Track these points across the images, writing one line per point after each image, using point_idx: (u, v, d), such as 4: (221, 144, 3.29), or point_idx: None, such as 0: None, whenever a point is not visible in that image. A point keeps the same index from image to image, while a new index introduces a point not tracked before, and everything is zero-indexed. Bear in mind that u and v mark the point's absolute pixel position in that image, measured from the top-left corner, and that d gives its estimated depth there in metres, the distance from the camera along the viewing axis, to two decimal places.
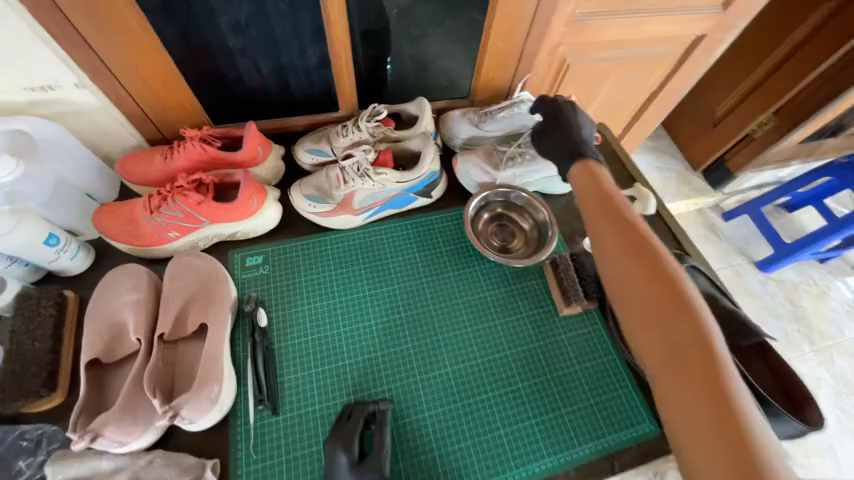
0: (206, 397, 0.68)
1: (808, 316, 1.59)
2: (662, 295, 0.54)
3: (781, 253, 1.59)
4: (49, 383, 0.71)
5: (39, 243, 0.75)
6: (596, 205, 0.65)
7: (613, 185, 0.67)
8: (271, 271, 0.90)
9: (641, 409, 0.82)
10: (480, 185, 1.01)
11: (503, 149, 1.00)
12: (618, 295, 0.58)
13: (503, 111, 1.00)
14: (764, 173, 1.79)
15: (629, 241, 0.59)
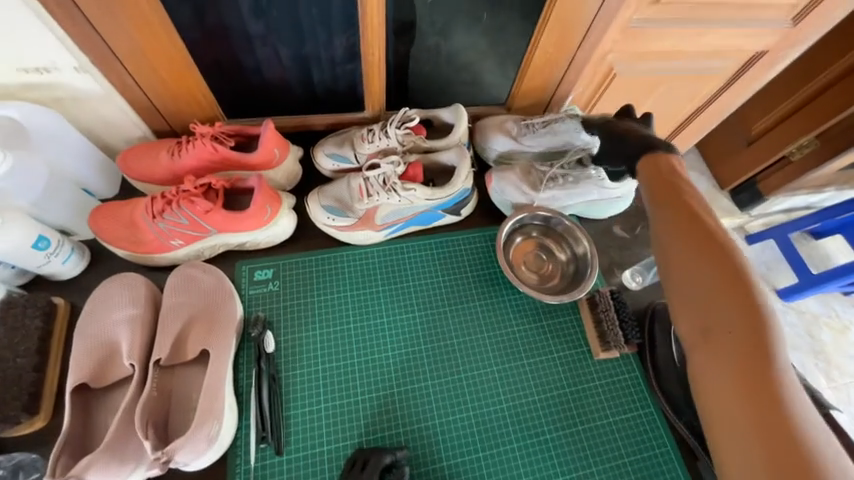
0: (205, 435, 0.60)
1: (828, 351, 1.46)
2: (720, 286, 0.50)
3: (805, 282, 1.43)
4: (31, 406, 0.64)
5: (26, 247, 0.67)
6: (658, 191, 0.60)
7: (682, 176, 0.61)
8: (281, 287, 0.82)
9: (680, 472, 0.74)
10: (515, 205, 0.92)
11: (543, 167, 0.89)
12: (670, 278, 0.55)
13: (546, 126, 0.88)
14: (795, 198, 1.57)
15: (689, 230, 0.55)
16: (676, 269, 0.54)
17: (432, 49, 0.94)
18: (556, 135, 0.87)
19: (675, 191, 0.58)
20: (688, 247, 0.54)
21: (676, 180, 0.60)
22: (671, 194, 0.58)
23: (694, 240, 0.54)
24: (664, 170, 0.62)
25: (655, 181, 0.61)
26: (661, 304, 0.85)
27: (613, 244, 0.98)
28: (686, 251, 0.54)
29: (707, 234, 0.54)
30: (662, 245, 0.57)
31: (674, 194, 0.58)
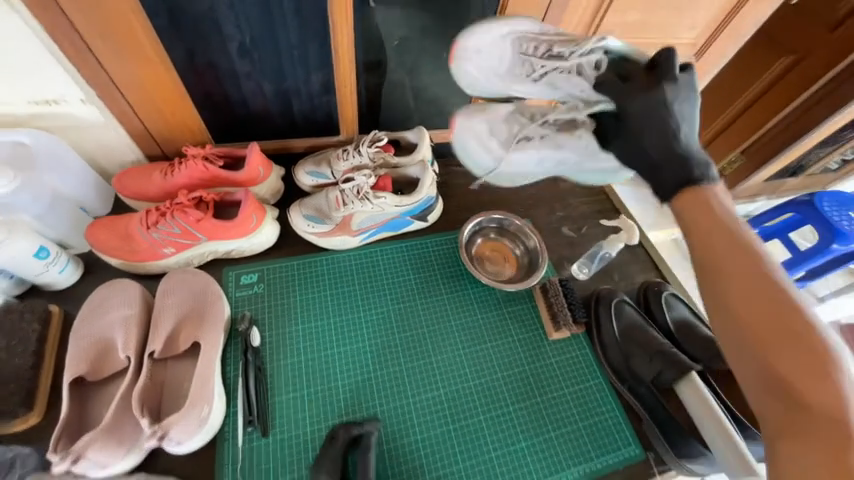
0: (196, 417, 0.66)
1: None
2: (806, 367, 0.45)
3: None
4: (27, 401, 0.68)
5: (28, 257, 0.74)
6: (717, 247, 0.54)
7: (732, 218, 0.56)
8: (264, 290, 0.90)
9: (625, 430, 0.85)
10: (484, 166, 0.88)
11: (524, 123, 0.82)
12: (732, 342, 0.51)
13: (545, 71, 0.71)
14: None
15: (760, 298, 0.49)
16: (745, 334, 0.49)
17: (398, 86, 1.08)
18: (557, 91, 0.72)
19: (739, 250, 0.53)
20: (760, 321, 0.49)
21: (737, 231, 0.54)
22: (737, 254, 0.52)
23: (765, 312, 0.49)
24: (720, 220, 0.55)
25: (706, 232, 0.55)
26: (604, 290, 0.98)
27: (563, 242, 1.12)
28: (766, 334, 0.48)
29: (780, 305, 0.48)
30: (734, 312, 0.51)
31: (737, 252, 0.53)
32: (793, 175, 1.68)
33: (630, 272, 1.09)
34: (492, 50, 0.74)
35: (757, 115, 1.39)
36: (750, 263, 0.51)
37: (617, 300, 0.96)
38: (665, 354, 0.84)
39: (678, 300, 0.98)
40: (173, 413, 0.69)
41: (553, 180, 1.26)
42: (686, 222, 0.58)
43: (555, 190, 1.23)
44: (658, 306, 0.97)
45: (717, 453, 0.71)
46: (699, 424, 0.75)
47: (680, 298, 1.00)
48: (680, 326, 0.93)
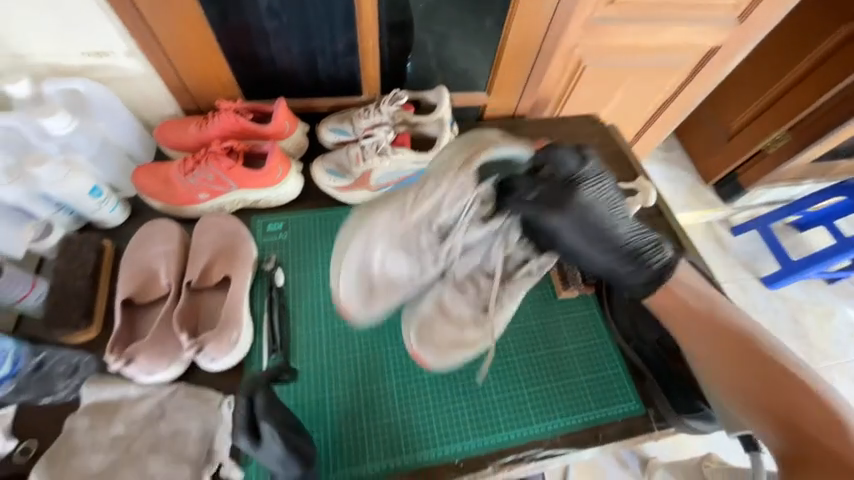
0: (227, 338, 0.75)
1: (810, 335, 1.56)
2: (773, 393, 0.68)
3: (788, 269, 1.58)
4: (86, 317, 0.78)
5: (83, 193, 0.82)
6: (690, 326, 0.76)
7: (692, 296, 0.76)
8: (288, 237, 0.97)
9: (627, 386, 0.87)
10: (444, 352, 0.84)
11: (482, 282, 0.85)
12: (732, 400, 0.71)
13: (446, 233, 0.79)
14: (775, 190, 1.72)
15: (766, 394, 0.68)
16: (745, 388, 0.70)
17: (421, 53, 1.08)
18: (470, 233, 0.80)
19: (737, 355, 0.72)
20: (754, 390, 0.69)
21: (698, 309, 0.76)
22: (729, 354, 0.73)
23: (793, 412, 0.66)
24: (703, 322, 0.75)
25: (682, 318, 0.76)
26: None
27: None
28: (756, 383, 0.70)
29: (748, 357, 0.72)
30: (722, 380, 0.72)
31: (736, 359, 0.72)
32: (843, 157, 1.62)
33: None
34: (376, 298, 0.81)
35: (799, 97, 1.45)
36: (759, 364, 0.71)
37: None
38: None
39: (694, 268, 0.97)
40: (207, 331, 0.78)
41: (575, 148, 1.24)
42: (661, 308, 0.78)
43: None
44: None
45: (717, 408, 0.74)
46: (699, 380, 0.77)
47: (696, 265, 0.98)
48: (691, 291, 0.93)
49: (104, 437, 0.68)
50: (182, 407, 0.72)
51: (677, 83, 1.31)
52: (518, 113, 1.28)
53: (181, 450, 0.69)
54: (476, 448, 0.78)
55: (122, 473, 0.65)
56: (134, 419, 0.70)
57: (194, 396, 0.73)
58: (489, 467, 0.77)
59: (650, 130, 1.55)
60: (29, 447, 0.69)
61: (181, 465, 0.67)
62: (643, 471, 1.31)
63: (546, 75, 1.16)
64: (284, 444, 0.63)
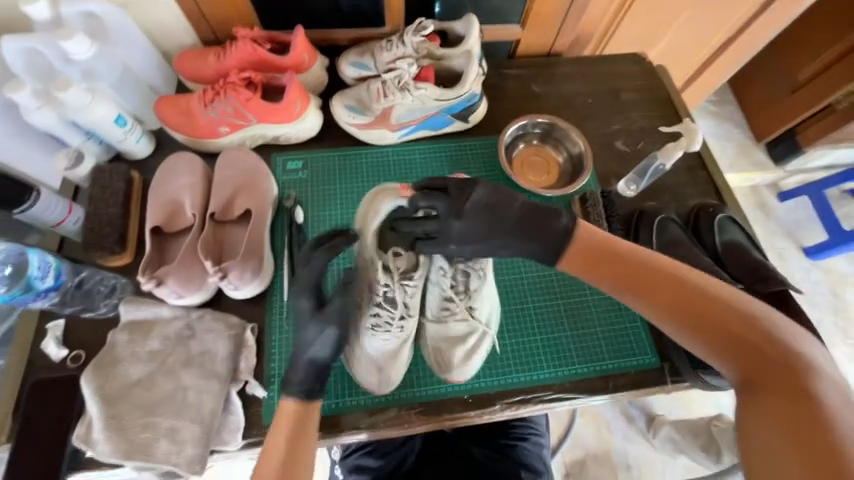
0: (250, 268, 0.78)
1: (848, 309, 1.48)
2: (715, 326, 0.61)
3: (838, 238, 1.47)
4: (120, 242, 0.82)
5: (109, 122, 0.83)
6: (622, 262, 0.68)
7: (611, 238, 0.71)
8: (308, 175, 0.96)
9: (644, 339, 0.86)
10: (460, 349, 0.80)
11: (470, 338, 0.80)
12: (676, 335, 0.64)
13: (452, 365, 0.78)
14: (838, 151, 1.54)
15: (723, 333, 0.61)
16: (684, 324, 0.63)
17: None
18: (464, 344, 0.79)
19: (682, 294, 0.64)
20: (690, 323, 0.62)
21: (625, 247, 0.69)
22: (675, 296, 0.64)
23: (751, 343, 0.59)
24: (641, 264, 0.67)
25: (609, 253, 0.69)
26: (649, 207, 0.93)
27: (615, 158, 1.05)
28: (698, 315, 0.62)
29: (684, 288, 0.64)
30: (664, 315, 0.64)
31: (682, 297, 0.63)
32: None
33: (684, 195, 1.00)
34: (390, 372, 0.77)
35: None
36: (705, 300, 0.63)
37: (659, 218, 0.90)
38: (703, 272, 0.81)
39: (733, 224, 0.90)
40: (231, 259, 0.80)
41: (615, 92, 1.14)
42: (585, 252, 0.71)
43: (616, 105, 1.12)
44: (709, 229, 0.90)
45: None
46: None
47: (736, 223, 0.91)
48: (727, 248, 0.87)
49: (141, 350, 0.73)
50: (210, 329, 0.76)
51: (727, 34, 1.24)
52: (554, 51, 1.17)
53: (209, 367, 0.74)
54: (486, 386, 0.80)
55: (159, 382, 0.72)
56: (167, 336, 0.75)
57: (221, 320, 0.78)
58: (497, 405, 0.79)
59: (698, 81, 1.42)
60: (79, 355, 0.76)
61: (211, 380, 0.73)
62: (648, 427, 1.33)
63: (592, 5, 1.04)
64: (338, 326, 0.69)
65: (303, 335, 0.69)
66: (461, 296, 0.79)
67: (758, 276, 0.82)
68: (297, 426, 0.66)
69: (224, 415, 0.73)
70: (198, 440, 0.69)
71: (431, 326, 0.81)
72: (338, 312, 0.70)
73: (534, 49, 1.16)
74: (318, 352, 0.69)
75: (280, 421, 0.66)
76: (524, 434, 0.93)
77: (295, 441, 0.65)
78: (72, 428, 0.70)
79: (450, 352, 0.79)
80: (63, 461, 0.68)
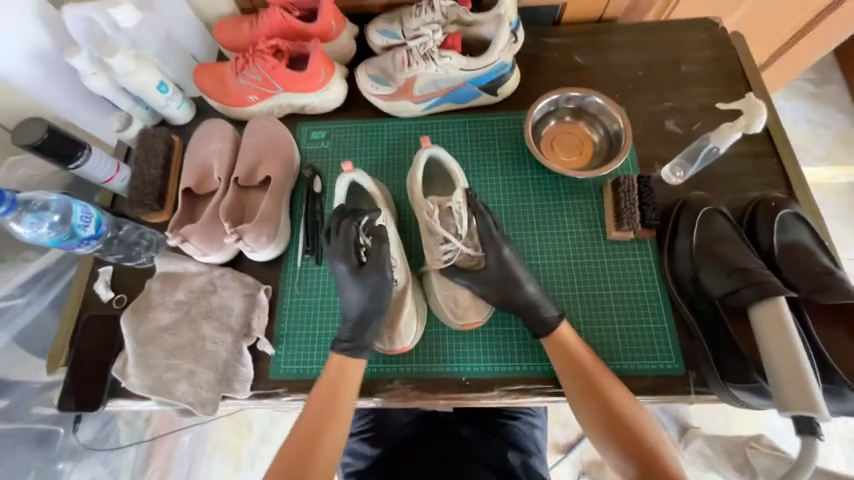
0: (266, 233, 0.80)
1: None
2: (636, 442, 0.65)
3: None
4: (159, 201, 0.90)
5: (152, 87, 0.89)
6: (578, 366, 0.70)
7: (579, 343, 0.72)
8: (330, 146, 0.97)
9: (668, 342, 0.78)
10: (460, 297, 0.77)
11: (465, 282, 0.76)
12: (599, 440, 0.68)
13: (459, 312, 0.76)
14: None
15: (618, 430, 0.66)
16: (610, 433, 0.66)
17: None
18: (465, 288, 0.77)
19: (601, 394, 0.68)
20: (617, 430, 0.66)
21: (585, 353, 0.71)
22: (608, 409, 0.67)
23: (640, 442, 0.65)
24: (571, 357, 0.71)
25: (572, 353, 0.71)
26: (694, 198, 0.82)
27: (662, 139, 0.93)
28: (624, 428, 0.66)
29: (621, 403, 0.68)
30: (594, 421, 0.68)
31: (593, 388, 0.69)
32: None
33: (743, 186, 0.87)
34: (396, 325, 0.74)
35: None
36: (634, 416, 0.67)
37: (706, 210, 0.79)
38: (748, 273, 0.69)
39: (800, 223, 0.77)
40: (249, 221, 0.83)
41: (675, 64, 1.00)
42: (552, 353, 0.73)
43: (672, 79, 0.99)
44: (765, 226, 0.78)
45: (771, 382, 0.61)
46: (761, 347, 0.64)
47: (804, 221, 0.77)
48: (785, 249, 0.74)
49: (170, 299, 0.81)
50: (229, 287, 0.82)
51: None
52: (605, 18, 1.07)
53: (226, 320, 0.80)
54: (484, 371, 0.77)
55: (183, 329, 0.79)
56: (192, 289, 0.82)
57: (238, 280, 0.83)
58: (495, 391, 0.76)
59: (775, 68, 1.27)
60: (122, 297, 0.86)
61: (226, 332, 0.79)
62: (679, 437, 1.24)
63: None
64: (383, 274, 0.72)
65: (346, 295, 0.74)
66: (455, 236, 0.76)
67: (817, 285, 0.69)
68: (335, 379, 0.71)
69: (236, 366, 0.79)
70: (211, 385, 0.76)
71: (433, 275, 0.77)
72: (375, 267, 0.72)
73: (583, 15, 1.06)
74: (352, 300, 0.73)
75: (323, 373, 0.72)
76: (515, 413, 0.94)
77: (334, 394, 0.70)
78: (112, 361, 0.80)
79: (463, 300, 0.77)
80: (105, 387, 0.79)
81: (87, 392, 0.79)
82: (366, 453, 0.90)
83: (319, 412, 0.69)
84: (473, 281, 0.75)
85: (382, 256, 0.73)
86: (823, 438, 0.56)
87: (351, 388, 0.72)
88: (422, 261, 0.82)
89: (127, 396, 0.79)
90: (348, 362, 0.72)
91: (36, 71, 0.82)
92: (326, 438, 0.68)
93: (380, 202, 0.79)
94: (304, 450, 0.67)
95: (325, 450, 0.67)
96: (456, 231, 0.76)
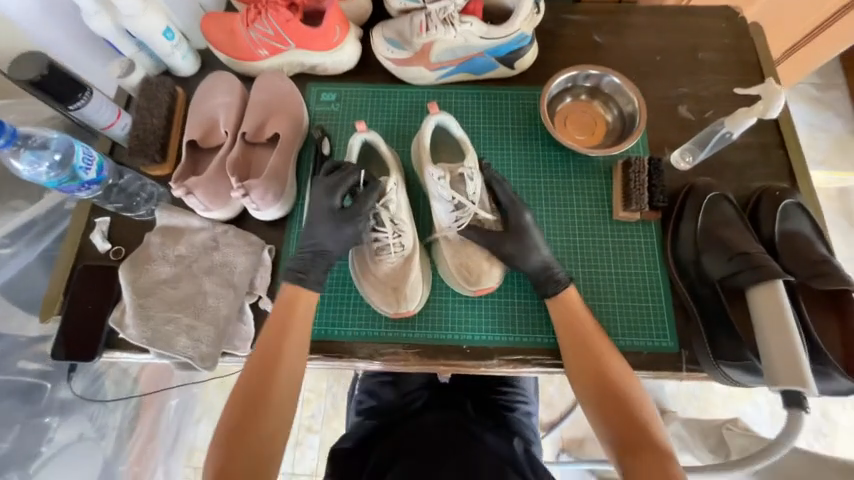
0: (272, 190, 0.79)
1: None
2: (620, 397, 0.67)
3: None
4: (161, 153, 0.87)
5: (158, 33, 0.85)
6: (575, 326, 0.73)
7: (580, 306, 0.75)
8: (340, 109, 0.95)
9: (665, 322, 0.80)
10: (473, 263, 0.75)
11: (476, 248, 0.76)
12: (585, 394, 0.70)
13: (475, 279, 0.74)
14: None
15: (614, 402, 0.67)
16: (596, 387, 0.69)
17: None
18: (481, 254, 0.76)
19: (593, 352, 0.71)
20: (603, 385, 0.69)
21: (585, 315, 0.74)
22: (597, 365, 0.70)
23: (634, 416, 0.66)
24: (570, 318, 0.74)
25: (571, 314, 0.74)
26: (701, 183, 0.83)
27: (674, 124, 0.94)
28: (609, 384, 0.68)
29: (611, 361, 0.70)
30: (582, 375, 0.70)
31: (596, 361, 0.70)
32: None
33: (750, 175, 0.88)
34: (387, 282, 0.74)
35: None
36: (621, 374, 0.69)
37: (712, 194, 0.80)
38: (749, 256, 0.70)
39: (801, 212, 0.78)
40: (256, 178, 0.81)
41: (692, 51, 1.00)
42: (554, 313, 0.75)
43: (689, 66, 0.98)
44: (768, 213, 0.79)
45: (762, 358, 0.63)
46: (757, 326, 0.65)
47: (805, 211, 0.79)
48: (785, 238, 0.76)
49: (171, 252, 0.79)
50: (231, 244, 0.81)
51: None
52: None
53: (227, 277, 0.79)
54: (486, 340, 0.79)
55: (184, 283, 0.78)
56: (194, 244, 0.80)
57: (242, 237, 0.81)
58: (494, 360, 0.78)
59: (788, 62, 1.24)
60: (119, 249, 0.84)
61: (227, 289, 0.78)
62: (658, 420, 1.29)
63: None
64: (357, 226, 0.71)
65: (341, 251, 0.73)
66: (464, 198, 0.74)
67: (815, 272, 0.70)
68: (287, 308, 0.69)
69: (236, 324, 0.78)
70: (212, 340, 0.75)
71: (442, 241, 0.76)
72: (355, 218, 0.71)
73: None
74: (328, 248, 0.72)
75: (274, 306, 0.70)
76: (514, 405, 0.95)
77: (285, 326, 0.68)
78: (110, 312, 0.79)
79: (472, 265, 0.75)
80: (100, 338, 0.77)
81: (82, 342, 0.77)
82: (385, 399, 0.96)
83: (271, 341, 0.67)
84: (485, 247, 0.75)
85: (360, 210, 0.71)
86: (808, 410, 0.58)
87: (303, 318, 0.70)
88: (429, 230, 0.81)
89: (123, 348, 0.78)
90: (299, 292, 0.71)
91: (34, 4, 0.77)
92: (283, 364, 0.66)
93: (392, 168, 0.76)
94: (261, 377, 0.64)
95: (281, 376, 0.65)
96: (467, 195, 0.73)
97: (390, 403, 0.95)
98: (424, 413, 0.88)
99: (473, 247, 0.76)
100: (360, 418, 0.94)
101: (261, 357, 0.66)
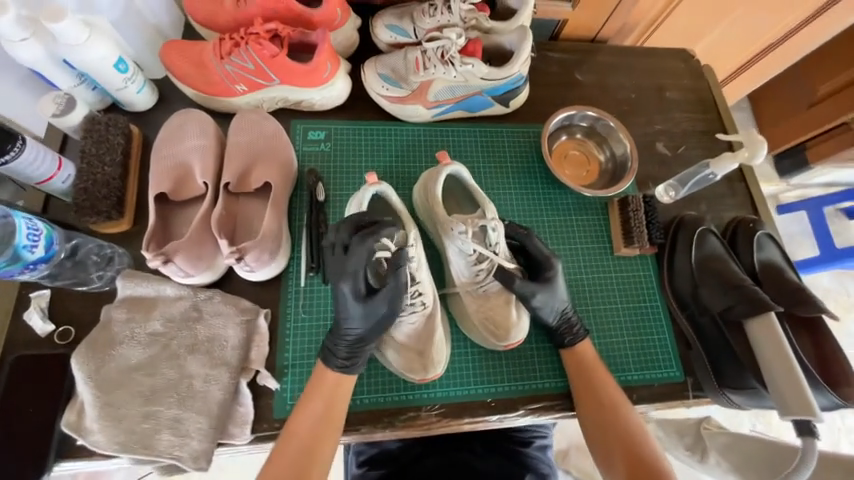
0: (268, 251, 0.69)
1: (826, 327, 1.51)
2: (629, 448, 0.68)
3: (828, 254, 1.38)
4: (118, 208, 0.72)
5: (107, 65, 0.71)
6: (589, 376, 0.73)
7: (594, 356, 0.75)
8: (331, 149, 0.87)
9: (670, 354, 0.84)
10: (500, 321, 0.72)
11: (498, 298, 0.73)
12: (596, 445, 0.70)
13: (506, 339, 0.71)
14: (841, 172, 1.48)
15: (626, 451, 0.67)
16: (608, 438, 0.69)
17: None
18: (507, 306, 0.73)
19: (606, 403, 0.71)
20: (615, 436, 0.69)
21: (599, 365, 0.74)
22: (609, 415, 0.70)
23: (648, 469, 0.66)
24: (585, 369, 0.74)
25: (585, 365, 0.74)
26: (689, 217, 0.89)
27: (652, 159, 1.00)
28: (621, 435, 0.69)
29: (624, 411, 0.70)
30: (594, 427, 0.70)
31: (610, 408, 0.70)
32: None
33: (721, 205, 0.97)
34: (410, 347, 0.69)
35: None
36: (633, 424, 0.70)
37: (703, 229, 0.86)
38: (742, 289, 0.76)
39: (771, 242, 0.88)
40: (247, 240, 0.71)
41: (659, 88, 1.08)
42: (568, 364, 0.76)
43: (658, 103, 1.06)
44: (746, 243, 0.87)
45: (771, 388, 0.67)
46: (759, 359, 0.70)
47: (773, 239, 0.88)
48: (764, 267, 0.85)
49: (142, 331, 0.66)
50: (220, 313, 0.69)
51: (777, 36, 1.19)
52: (598, 38, 1.11)
53: (218, 354, 0.67)
54: (510, 391, 0.76)
55: (162, 368, 0.65)
56: (172, 317, 0.68)
57: (232, 304, 0.70)
58: (519, 410, 0.75)
59: (740, 77, 1.37)
60: (67, 330, 0.68)
61: (219, 368, 0.67)
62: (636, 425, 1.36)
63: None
64: (391, 307, 0.65)
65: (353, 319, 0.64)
66: (484, 247, 0.71)
67: (795, 300, 0.78)
68: (328, 394, 0.65)
69: (231, 407, 0.67)
70: (205, 434, 0.64)
71: (464, 293, 0.74)
72: (389, 296, 0.64)
73: (579, 33, 1.09)
74: (352, 323, 0.65)
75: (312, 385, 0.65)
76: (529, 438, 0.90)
77: (324, 408, 0.64)
78: (60, 412, 0.63)
79: (496, 320, 0.72)
80: (51, 447, 0.61)
81: (22, 457, 0.60)
82: (387, 447, 0.87)
83: (309, 428, 0.62)
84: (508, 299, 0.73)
85: (400, 287, 0.64)
86: (817, 436, 0.63)
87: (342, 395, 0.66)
88: (446, 281, 0.78)
89: (84, 457, 0.63)
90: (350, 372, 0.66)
91: None
92: (318, 461, 0.61)
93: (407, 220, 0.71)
94: (300, 459, 0.61)
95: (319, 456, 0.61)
96: (491, 247, 0.72)
97: (394, 454, 0.86)
98: (424, 458, 0.84)
99: (497, 299, 0.73)
100: (362, 470, 0.85)
101: (302, 437, 0.62)
